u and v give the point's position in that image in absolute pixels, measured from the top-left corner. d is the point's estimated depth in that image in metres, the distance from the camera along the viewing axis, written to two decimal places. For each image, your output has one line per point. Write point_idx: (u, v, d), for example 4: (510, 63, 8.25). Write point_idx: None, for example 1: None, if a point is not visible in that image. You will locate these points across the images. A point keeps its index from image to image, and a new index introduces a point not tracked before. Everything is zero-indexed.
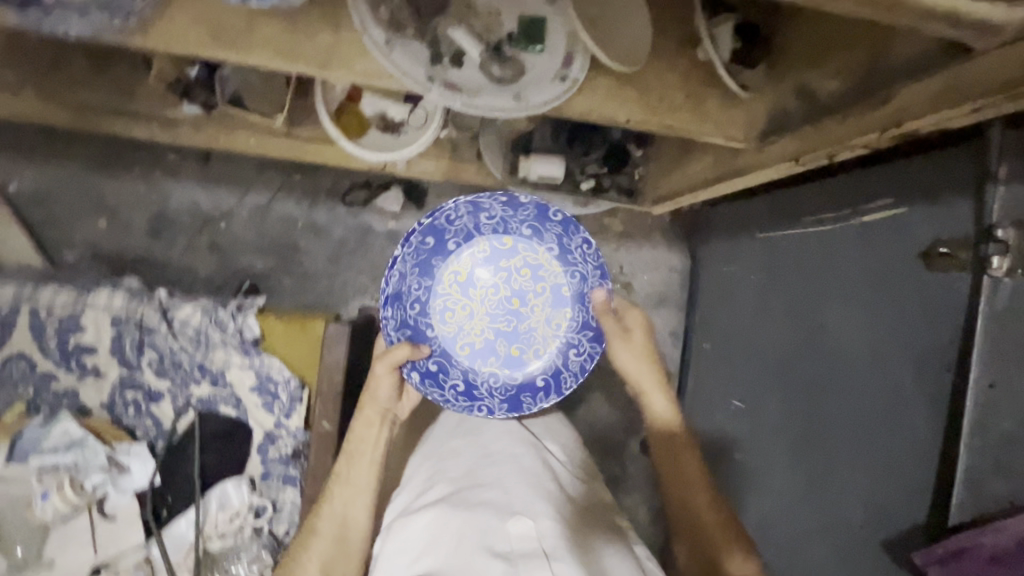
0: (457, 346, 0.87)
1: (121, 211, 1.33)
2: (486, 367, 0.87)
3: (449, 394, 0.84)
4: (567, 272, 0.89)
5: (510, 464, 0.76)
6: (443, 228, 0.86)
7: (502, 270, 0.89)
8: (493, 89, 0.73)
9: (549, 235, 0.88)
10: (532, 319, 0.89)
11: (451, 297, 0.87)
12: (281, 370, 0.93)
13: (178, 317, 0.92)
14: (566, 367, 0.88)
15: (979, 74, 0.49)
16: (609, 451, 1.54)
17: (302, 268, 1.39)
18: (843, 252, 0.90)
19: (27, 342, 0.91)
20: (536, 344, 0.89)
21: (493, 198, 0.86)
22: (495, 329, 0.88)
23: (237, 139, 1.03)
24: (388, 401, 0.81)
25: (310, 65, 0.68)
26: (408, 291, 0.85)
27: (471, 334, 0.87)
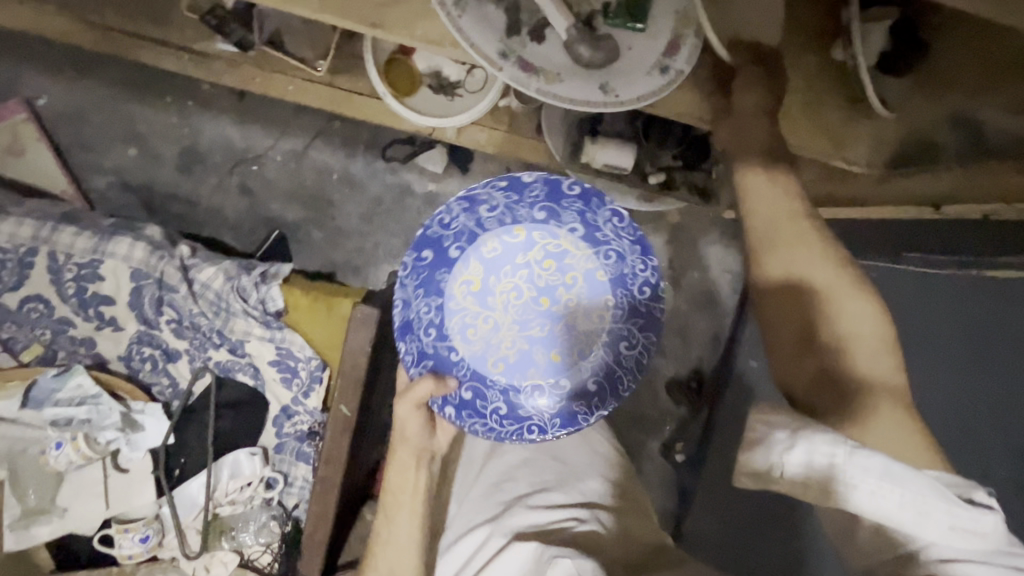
0: (488, 364, 0.75)
1: (150, 141, 1.26)
2: (526, 384, 0.74)
3: (493, 425, 0.72)
4: (597, 254, 0.73)
5: (550, 495, 0.73)
6: (439, 236, 0.72)
7: (519, 267, 0.75)
8: (578, 75, 0.59)
9: (569, 214, 0.73)
10: (568, 316, 0.75)
11: (468, 312, 0.74)
12: (302, 347, 0.87)
13: (200, 278, 0.87)
14: (619, 365, 0.74)
15: None
16: (629, 449, 1.48)
17: (334, 223, 1.31)
18: None
19: (45, 285, 0.86)
20: (578, 344, 0.75)
21: (490, 187, 0.71)
22: (528, 337, 0.75)
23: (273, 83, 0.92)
24: (421, 437, 0.69)
25: (362, 23, 0.58)
26: (418, 317, 0.72)
27: (501, 348, 0.75)
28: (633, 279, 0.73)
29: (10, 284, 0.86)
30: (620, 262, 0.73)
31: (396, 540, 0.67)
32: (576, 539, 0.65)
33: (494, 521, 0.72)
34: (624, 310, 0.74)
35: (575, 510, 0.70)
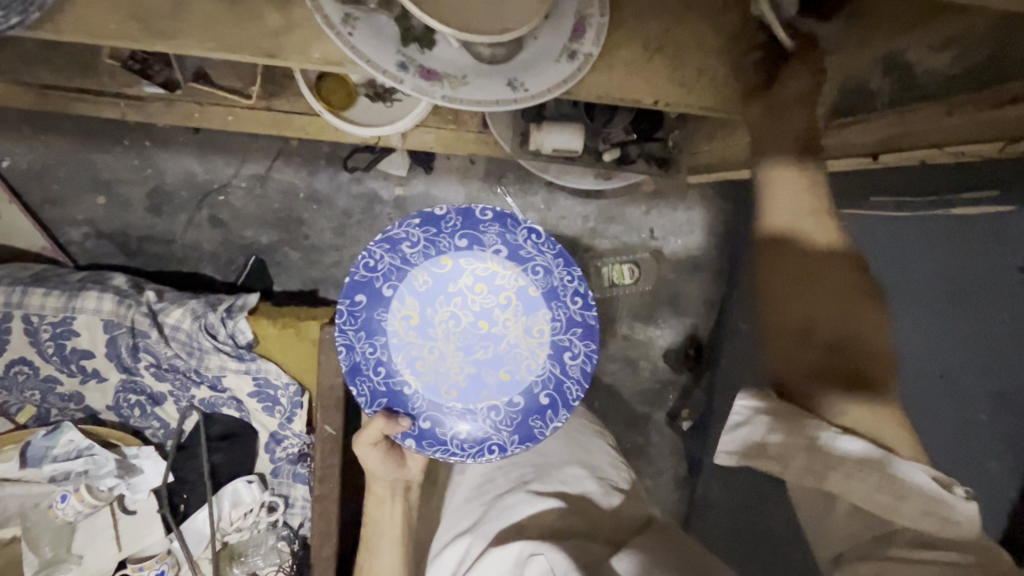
0: (441, 393, 0.78)
1: (117, 186, 1.27)
2: (482, 406, 0.78)
3: (454, 449, 0.75)
4: (524, 271, 0.79)
5: (529, 492, 0.72)
6: (369, 279, 0.76)
7: (453, 295, 0.79)
8: (483, 76, 0.57)
9: (489, 237, 0.78)
10: (508, 334, 0.79)
11: (412, 346, 0.78)
12: (279, 374, 0.89)
13: (169, 322, 0.88)
14: (566, 375, 0.78)
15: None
16: (634, 422, 1.49)
17: (308, 241, 1.32)
18: (909, 256, 0.76)
19: (25, 348, 0.89)
20: (523, 361, 0.79)
21: (405, 225, 0.76)
22: (474, 361, 0.79)
23: (211, 115, 0.92)
24: (388, 471, 0.75)
25: (257, 55, 0.57)
26: (363, 359, 0.75)
27: (451, 375, 0.78)
28: (562, 289, 0.78)
29: None
30: (546, 278, 0.79)
31: (378, 567, 0.74)
32: (557, 531, 0.64)
33: (477, 526, 0.71)
34: (558, 323, 0.79)
35: (552, 504, 0.69)
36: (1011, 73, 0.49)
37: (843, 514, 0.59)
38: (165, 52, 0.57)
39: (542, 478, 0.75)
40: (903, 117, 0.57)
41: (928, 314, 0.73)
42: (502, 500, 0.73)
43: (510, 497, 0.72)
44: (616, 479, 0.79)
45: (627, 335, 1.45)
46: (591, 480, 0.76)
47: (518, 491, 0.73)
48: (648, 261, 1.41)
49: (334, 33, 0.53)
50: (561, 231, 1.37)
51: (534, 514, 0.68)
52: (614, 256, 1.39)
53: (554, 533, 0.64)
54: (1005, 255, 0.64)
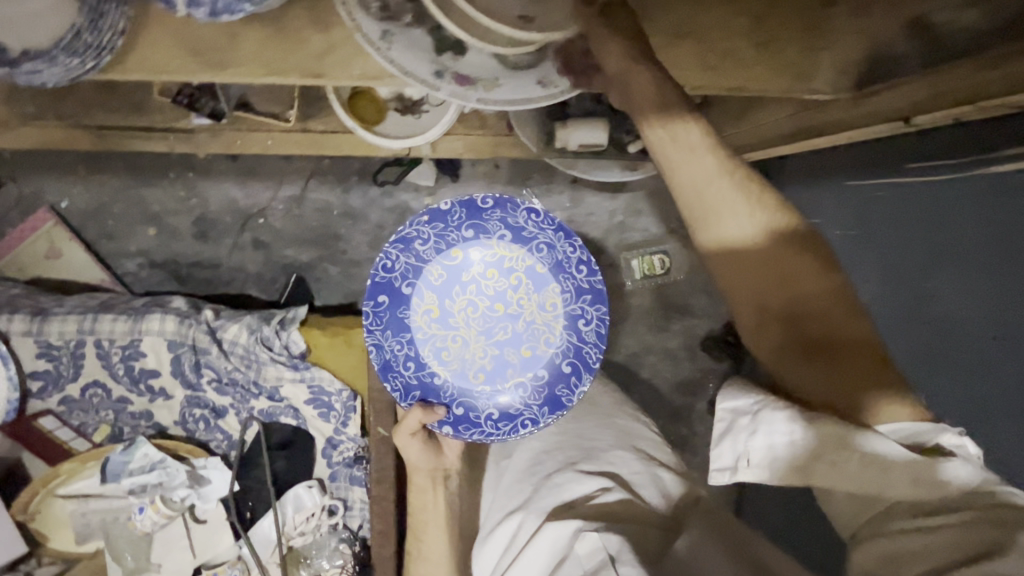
0: (470, 377, 0.83)
1: (166, 218, 1.34)
2: (508, 385, 0.84)
3: (489, 428, 0.80)
4: (529, 251, 0.84)
5: (576, 472, 0.74)
6: (388, 280, 0.81)
7: (468, 284, 0.84)
8: (513, 76, 0.60)
9: (493, 224, 0.83)
10: (523, 313, 0.85)
11: (436, 338, 0.83)
12: (332, 381, 0.93)
13: (228, 337, 0.93)
14: (583, 342, 0.84)
15: None
16: (678, 413, 1.49)
17: (346, 255, 1.37)
18: (959, 216, 0.76)
19: (99, 372, 0.95)
20: (541, 336, 0.85)
21: (415, 224, 0.80)
22: (495, 344, 0.84)
23: (253, 140, 0.97)
24: (428, 459, 0.78)
25: (303, 75, 0.60)
26: (394, 356, 0.81)
27: (477, 360, 0.84)
28: (567, 262, 0.84)
29: (70, 375, 0.96)
30: (551, 255, 0.84)
31: (429, 552, 0.76)
32: (606, 511, 0.66)
33: (527, 504, 0.73)
34: (568, 296, 0.85)
35: (601, 483, 0.71)
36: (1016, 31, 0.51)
37: (841, 502, 0.52)
38: (218, 82, 0.61)
39: (588, 460, 0.77)
40: (948, 72, 0.56)
41: (988, 271, 0.73)
42: (550, 480, 0.75)
43: (559, 476, 0.75)
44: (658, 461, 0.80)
45: (663, 326, 1.45)
46: (635, 462, 0.78)
47: (567, 471, 0.75)
48: (678, 250, 1.41)
49: (374, 49, 0.57)
50: (589, 227, 1.38)
51: (582, 495, 0.70)
52: (644, 248, 1.40)
53: (604, 513, 0.65)
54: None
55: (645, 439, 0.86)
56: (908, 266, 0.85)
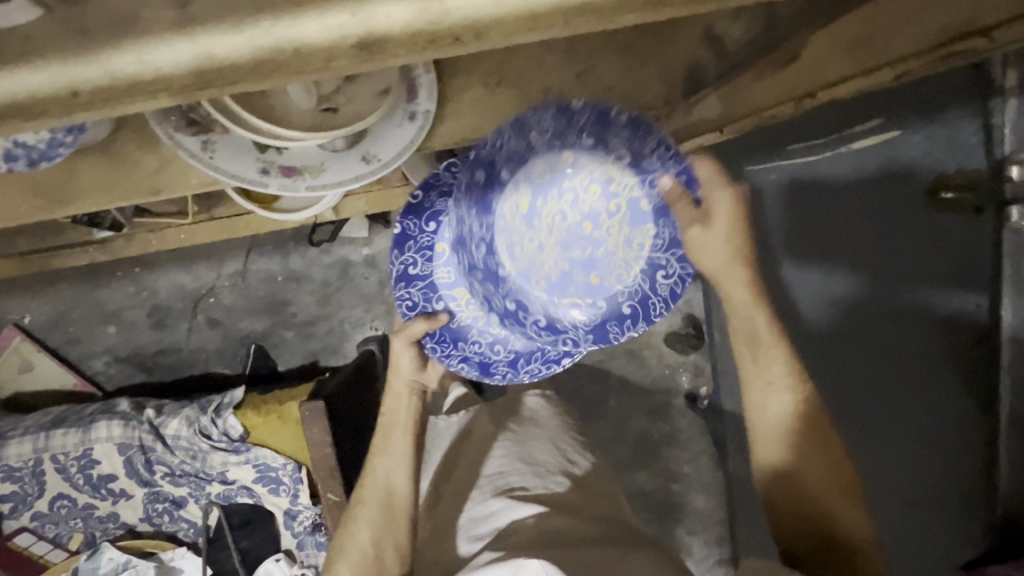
0: (531, 283, 0.68)
1: (122, 314, 1.39)
2: (542, 314, 0.70)
3: (488, 364, 0.80)
4: (643, 183, 0.63)
5: (515, 497, 0.77)
6: (488, 158, 0.63)
7: (567, 189, 0.65)
8: (338, 157, 0.61)
9: (615, 141, 0.61)
10: (608, 243, 0.66)
11: (490, 243, 0.67)
12: (274, 457, 0.96)
13: (170, 432, 0.96)
14: (653, 291, 0.67)
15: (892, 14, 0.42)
16: (655, 411, 1.47)
17: (298, 317, 1.41)
18: (864, 207, 0.84)
19: (61, 484, 0.99)
20: (618, 270, 0.67)
21: (540, 110, 0.58)
22: (569, 261, 0.67)
23: (165, 237, 1.00)
24: (412, 374, 0.78)
25: (144, 195, 0.63)
26: (411, 267, 0.77)
27: (544, 269, 0.67)
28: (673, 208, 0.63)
29: (36, 492, 0.99)
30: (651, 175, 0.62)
31: (392, 447, 0.78)
32: (542, 532, 0.69)
33: (466, 527, 0.77)
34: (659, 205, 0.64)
35: (533, 507, 0.74)
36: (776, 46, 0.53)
37: None
38: (71, 215, 0.64)
39: (527, 482, 0.80)
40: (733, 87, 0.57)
41: (909, 265, 0.81)
42: (488, 506, 0.77)
43: (495, 502, 0.77)
44: (581, 469, 0.85)
45: None
46: (562, 479, 0.82)
47: (502, 497, 0.78)
48: None
49: (195, 161, 0.58)
50: None
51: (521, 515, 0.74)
52: None
53: (530, 537, 0.68)
54: (910, 184, 0.80)
55: (575, 447, 0.89)
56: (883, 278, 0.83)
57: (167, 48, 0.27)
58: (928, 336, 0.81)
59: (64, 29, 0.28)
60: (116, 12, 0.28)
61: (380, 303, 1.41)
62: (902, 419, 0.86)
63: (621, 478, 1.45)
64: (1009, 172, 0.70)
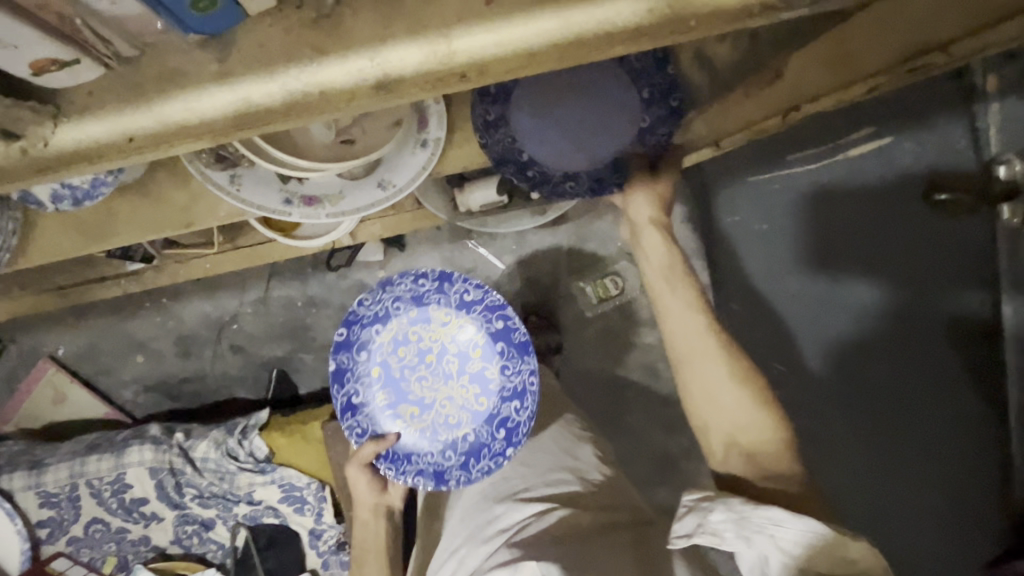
0: (369, 357, 0.85)
1: (150, 343, 1.44)
2: (461, 411, 0.84)
3: (442, 471, 0.83)
4: (476, 321, 0.86)
5: (518, 497, 0.80)
6: (390, 281, 0.84)
7: (406, 315, 0.85)
8: (356, 185, 0.65)
9: (458, 286, 0.85)
10: (449, 380, 0.86)
11: (393, 372, 0.85)
12: (299, 476, 0.99)
13: (198, 455, 1.00)
14: (494, 439, 0.83)
15: (872, 31, 0.45)
16: (673, 425, 1.47)
17: (317, 341, 1.45)
18: (863, 212, 0.81)
19: (95, 508, 1.03)
20: (472, 406, 0.85)
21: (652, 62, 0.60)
22: (420, 389, 0.85)
23: (191, 267, 1.05)
24: (372, 496, 0.86)
25: (175, 227, 0.67)
26: (354, 398, 0.84)
27: (407, 391, 0.85)
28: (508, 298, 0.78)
29: (71, 517, 1.03)
30: (641, 139, 0.65)
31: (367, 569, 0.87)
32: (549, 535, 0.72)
33: (473, 537, 0.78)
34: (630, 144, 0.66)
35: (537, 508, 0.77)
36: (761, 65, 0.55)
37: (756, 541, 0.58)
38: (109, 249, 0.68)
39: (530, 483, 0.82)
40: (727, 104, 0.59)
41: (906, 277, 0.77)
42: (492, 509, 0.80)
43: (498, 507, 0.80)
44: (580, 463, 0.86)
45: (636, 343, 1.44)
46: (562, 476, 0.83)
47: (506, 501, 0.80)
48: (629, 268, 1.41)
49: (223, 193, 0.62)
50: (539, 264, 1.41)
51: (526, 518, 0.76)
52: (594, 274, 1.41)
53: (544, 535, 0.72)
54: (911, 198, 0.74)
55: (575, 443, 0.89)
56: (911, 278, 0.77)
57: (209, 97, 0.31)
58: (938, 345, 0.76)
59: (122, 83, 0.32)
60: (166, 66, 0.31)
61: None
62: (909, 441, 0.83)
63: (641, 493, 1.44)
64: (996, 172, 0.65)
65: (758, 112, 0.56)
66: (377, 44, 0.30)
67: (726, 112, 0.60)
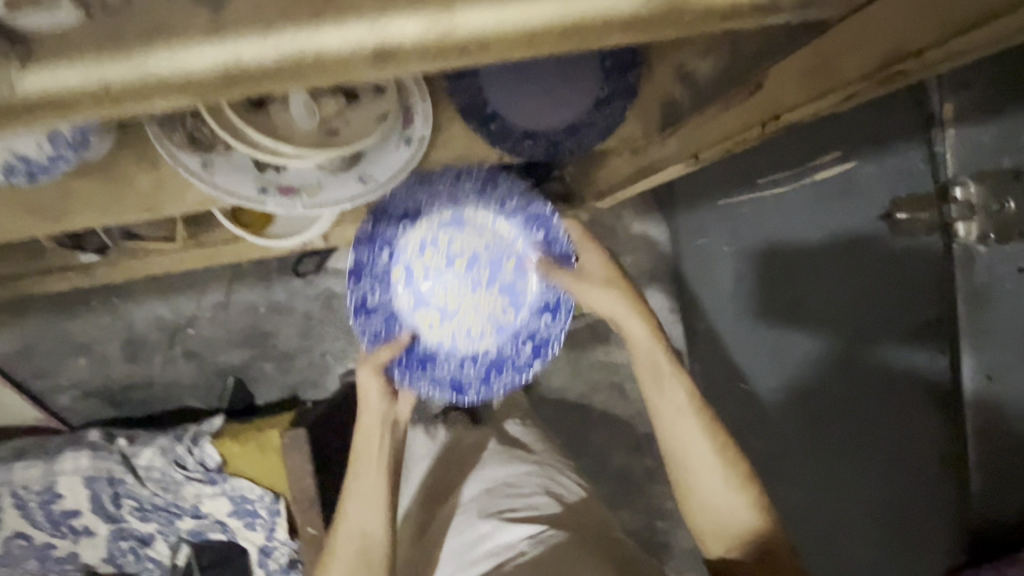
0: (399, 259, 0.79)
1: (94, 345, 1.35)
2: (489, 325, 0.82)
3: (461, 384, 0.81)
4: (518, 233, 0.79)
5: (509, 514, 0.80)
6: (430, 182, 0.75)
7: (441, 219, 0.78)
8: (335, 178, 0.64)
9: (501, 190, 0.77)
10: (479, 293, 0.82)
11: (417, 275, 0.80)
12: (251, 487, 0.93)
13: (141, 462, 0.93)
14: (518, 353, 0.82)
15: (842, 37, 0.36)
16: (637, 444, 1.47)
17: (278, 350, 1.39)
18: (822, 264, 0.82)
19: (17, 522, 0.93)
20: (500, 320, 0.82)
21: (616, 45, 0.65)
22: (448, 299, 0.81)
23: (149, 264, 0.99)
24: (382, 407, 0.78)
25: (142, 213, 0.64)
26: (371, 299, 0.78)
27: (434, 298, 0.81)
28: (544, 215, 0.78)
29: None
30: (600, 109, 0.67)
31: (364, 493, 0.76)
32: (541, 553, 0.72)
33: (460, 553, 0.78)
34: (589, 110, 0.67)
35: (527, 526, 0.77)
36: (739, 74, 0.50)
37: None
38: (63, 230, 0.64)
39: (518, 502, 0.82)
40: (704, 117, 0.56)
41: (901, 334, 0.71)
42: (478, 527, 0.79)
43: (485, 524, 0.79)
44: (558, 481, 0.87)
45: (604, 362, 1.45)
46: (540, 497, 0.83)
47: (492, 518, 0.80)
48: None
49: (194, 178, 0.60)
50: None
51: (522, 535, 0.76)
52: None
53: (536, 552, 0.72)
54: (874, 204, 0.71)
55: (561, 468, 0.91)
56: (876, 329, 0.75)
57: (200, 52, 0.29)
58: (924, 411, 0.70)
59: (102, 29, 0.30)
60: (151, 17, 0.30)
61: None
62: (861, 484, 0.84)
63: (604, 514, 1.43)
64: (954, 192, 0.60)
65: (731, 128, 0.52)
66: (380, 11, 0.30)
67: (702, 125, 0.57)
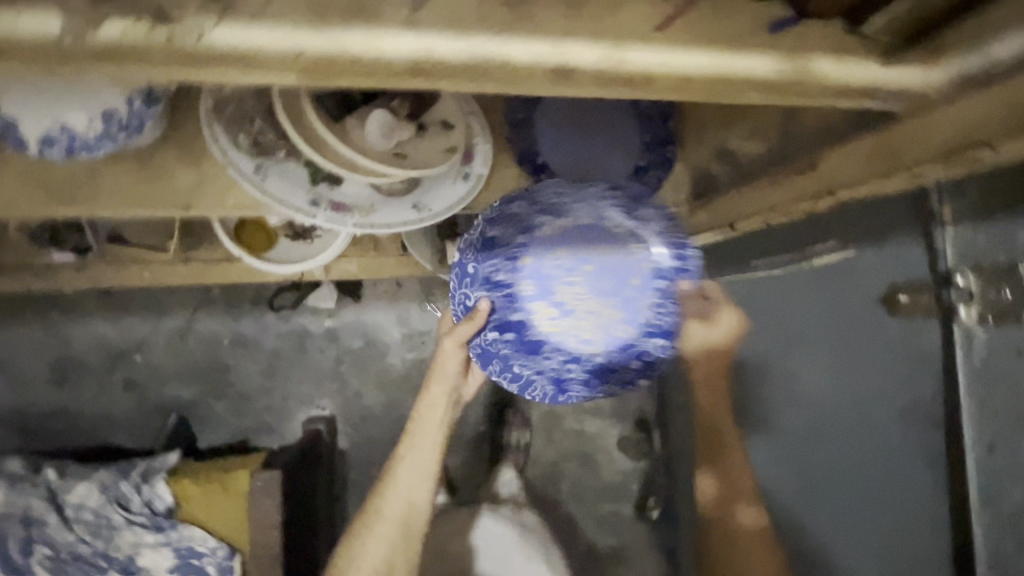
0: (529, 251, 0.71)
1: (19, 363, 1.19)
2: (601, 333, 0.74)
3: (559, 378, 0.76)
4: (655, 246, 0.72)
5: None
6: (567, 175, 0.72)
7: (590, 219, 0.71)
8: (389, 202, 0.64)
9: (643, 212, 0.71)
10: (600, 301, 0.73)
11: (536, 270, 0.72)
12: (205, 538, 0.81)
13: (72, 501, 0.81)
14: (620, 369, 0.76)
15: (911, 124, 0.42)
16: (604, 520, 1.43)
17: (235, 388, 1.27)
18: (795, 296, 0.83)
19: None
20: (609, 330, 0.74)
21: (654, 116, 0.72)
22: (571, 298, 0.72)
23: (125, 275, 0.91)
24: (456, 376, 0.81)
25: (171, 210, 0.60)
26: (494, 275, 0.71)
27: (558, 295, 0.72)
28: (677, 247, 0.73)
29: None
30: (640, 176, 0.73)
31: (416, 453, 0.85)
32: None
33: None
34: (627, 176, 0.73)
35: None
36: (796, 152, 0.57)
37: None
38: (75, 216, 0.59)
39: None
40: (760, 189, 0.62)
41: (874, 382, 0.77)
42: None
43: None
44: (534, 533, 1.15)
45: (578, 431, 1.43)
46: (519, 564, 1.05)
47: None
48: None
49: (247, 182, 0.58)
50: None
51: None
52: None
53: None
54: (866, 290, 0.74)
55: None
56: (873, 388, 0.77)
57: (394, 38, 0.31)
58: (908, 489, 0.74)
59: None
60: None
61: (332, 380, 1.30)
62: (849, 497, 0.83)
63: None
64: (954, 281, 0.61)
65: (787, 197, 0.58)
66: (561, 33, 0.33)
67: (757, 194, 0.63)
